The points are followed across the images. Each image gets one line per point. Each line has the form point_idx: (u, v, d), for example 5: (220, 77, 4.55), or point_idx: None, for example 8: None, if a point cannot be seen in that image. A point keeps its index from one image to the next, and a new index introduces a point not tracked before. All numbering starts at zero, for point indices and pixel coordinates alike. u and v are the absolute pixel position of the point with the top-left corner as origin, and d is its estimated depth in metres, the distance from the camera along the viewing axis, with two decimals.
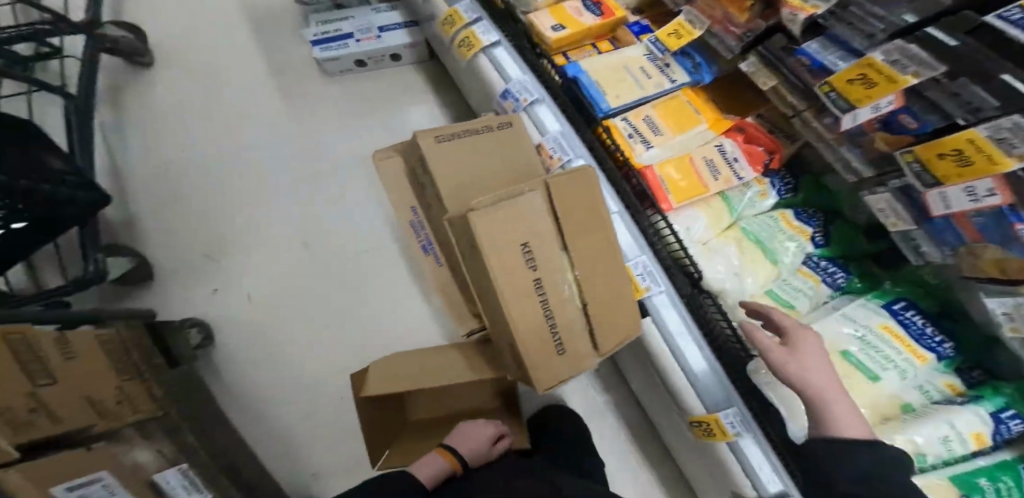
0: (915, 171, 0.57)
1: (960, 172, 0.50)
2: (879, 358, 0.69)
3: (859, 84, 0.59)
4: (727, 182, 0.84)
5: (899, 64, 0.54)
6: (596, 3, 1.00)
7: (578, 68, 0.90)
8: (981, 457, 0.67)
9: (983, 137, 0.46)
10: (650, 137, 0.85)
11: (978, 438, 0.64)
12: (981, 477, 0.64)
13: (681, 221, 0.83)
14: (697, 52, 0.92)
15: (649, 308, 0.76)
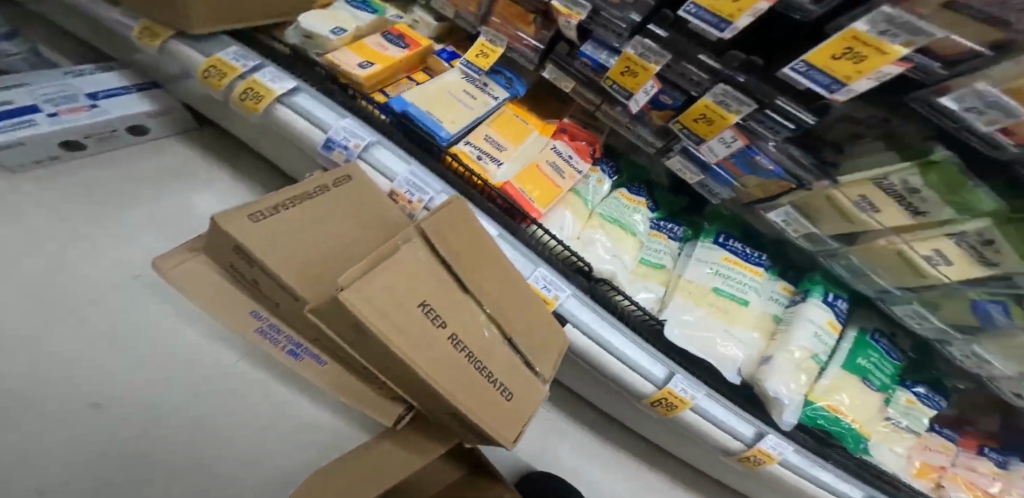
0: (804, 72, 0.56)
1: (856, 68, 0.50)
2: (735, 284, 0.94)
3: (845, 59, 0.50)
4: (571, 177, 0.98)
5: (883, 33, 0.45)
6: (399, 37, 0.96)
7: (405, 101, 0.87)
8: (846, 347, 0.98)
9: (864, 32, 0.46)
10: (495, 154, 0.93)
11: (831, 324, 0.92)
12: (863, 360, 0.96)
13: (551, 227, 0.94)
14: (503, 68, 1.01)
15: (565, 314, 0.87)
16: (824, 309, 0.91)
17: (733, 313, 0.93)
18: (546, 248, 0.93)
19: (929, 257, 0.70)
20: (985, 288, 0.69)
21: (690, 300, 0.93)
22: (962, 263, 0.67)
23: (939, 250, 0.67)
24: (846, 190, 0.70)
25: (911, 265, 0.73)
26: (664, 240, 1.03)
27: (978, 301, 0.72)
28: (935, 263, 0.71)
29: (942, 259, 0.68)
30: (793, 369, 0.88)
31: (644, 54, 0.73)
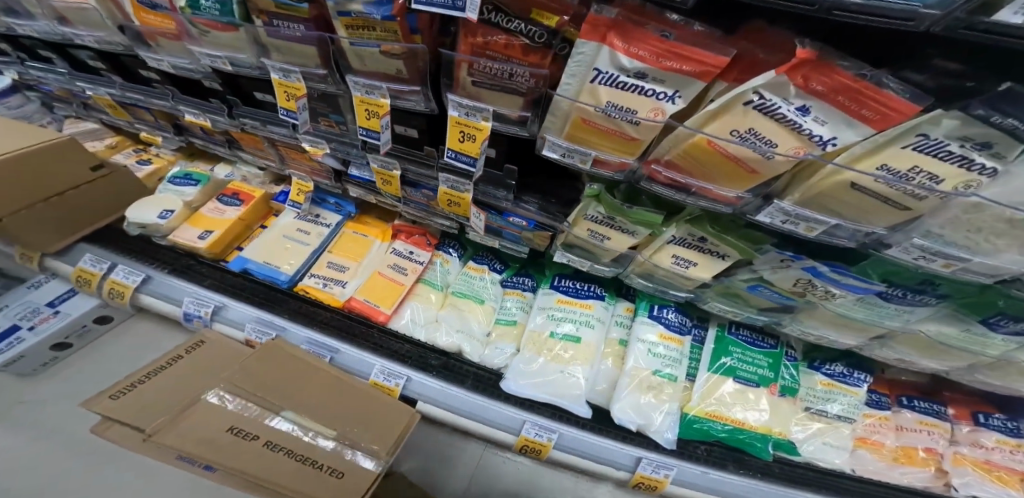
0: (455, 158, 0.68)
1: (476, 145, 0.63)
2: (571, 323, 0.97)
3: (466, 139, 0.63)
4: (413, 271, 1.08)
5: (467, 113, 0.60)
6: (234, 195, 1.18)
7: (241, 260, 1.07)
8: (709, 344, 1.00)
9: (462, 115, 0.60)
10: (339, 277, 1.06)
11: (669, 337, 0.95)
12: (723, 358, 0.97)
13: (399, 324, 1.03)
14: (329, 195, 1.15)
15: (412, 394, 0.92)
16: (654, 323, 0.96)
17: (574, 353, 0.96)
18: (401, 344, 1.00)
19: (682, 261, 0.70)
20: (744, 277, 0.69)
21: (534, 350, 0.97)
22: (699, 260, 0.69)
23: (678, 255, 0.69)
24: (578, 228, 0.75)
25: (677, 275, 0.74)
26: (523, 294, 1.07)
27: (754, 285, 0.70)
28: (688, 267, 0.71)
29: (685, 262, 0.70)
30: (640, 390, 0.92)
31: (384, 165, 0.83)
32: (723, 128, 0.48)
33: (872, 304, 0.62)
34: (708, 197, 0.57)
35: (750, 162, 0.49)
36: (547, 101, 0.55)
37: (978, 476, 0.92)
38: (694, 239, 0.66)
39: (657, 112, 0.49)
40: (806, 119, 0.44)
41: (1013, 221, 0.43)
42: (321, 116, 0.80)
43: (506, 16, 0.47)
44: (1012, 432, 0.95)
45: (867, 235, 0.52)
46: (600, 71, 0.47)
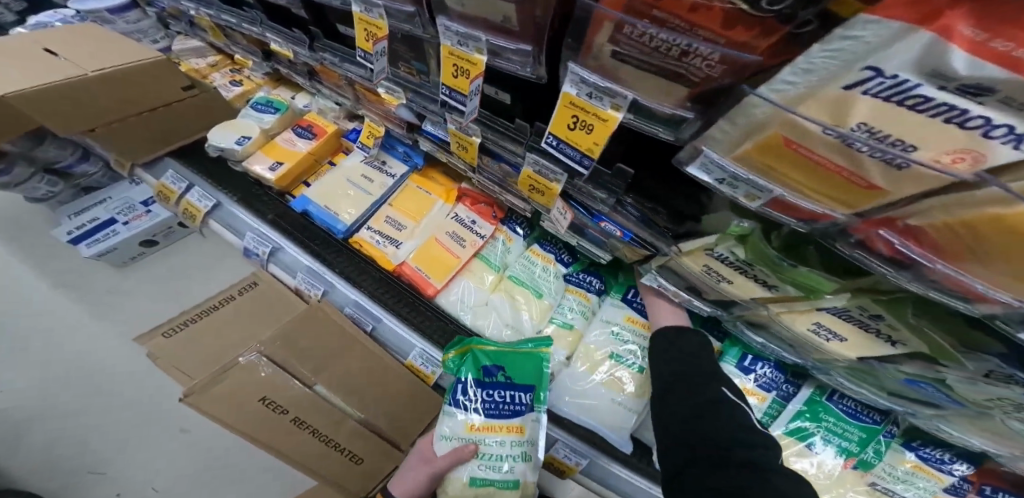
0: (555, 146, 0.52)
1: (591, 139, 0.47)
2: (634, 350, 0.86)
3: (577, 127, 0.47)
4: (473, 245, 0.94)
5: (590, 95, 0.42)
6: (308, 127, 1.02)
7: (303, 201, 0.95)
8: (793, 402, 0.85)
9: (579, 96, 0.43)
10: (396, 236, 0.94)
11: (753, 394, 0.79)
12: (806, 421, 0.83)
13: (446, 302, 0.91)
14: (398, 143, 1.00)
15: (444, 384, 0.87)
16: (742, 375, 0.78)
17: (628, 380, 0.85)
18: (447, 323, 0.91)
19: (829, 333, 0.58)
20: (903, 367, 0.57)
21: (585, 367, 0.87)
22: (853, 335, 0.57)
23: (823, 324, 0.58)
24: (694, 261, 0.59)
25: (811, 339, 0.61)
26: (589, 297, 0.94)
27: (911, 379, 0.59)
28: (830, 340, 0.59)
29: (832, 334, 0.58)
30: None
31: (462, 129, 0.67)
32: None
33: None
34: (949, 287, 0.37)
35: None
36: (729, 98, 0.34)
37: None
38: (861, 313, 0.52)
39: (961, 157, 0.26)
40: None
41: None
42: (403, 61, 0.65)
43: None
44: None
45: None
46: (877, 73, 0.24)
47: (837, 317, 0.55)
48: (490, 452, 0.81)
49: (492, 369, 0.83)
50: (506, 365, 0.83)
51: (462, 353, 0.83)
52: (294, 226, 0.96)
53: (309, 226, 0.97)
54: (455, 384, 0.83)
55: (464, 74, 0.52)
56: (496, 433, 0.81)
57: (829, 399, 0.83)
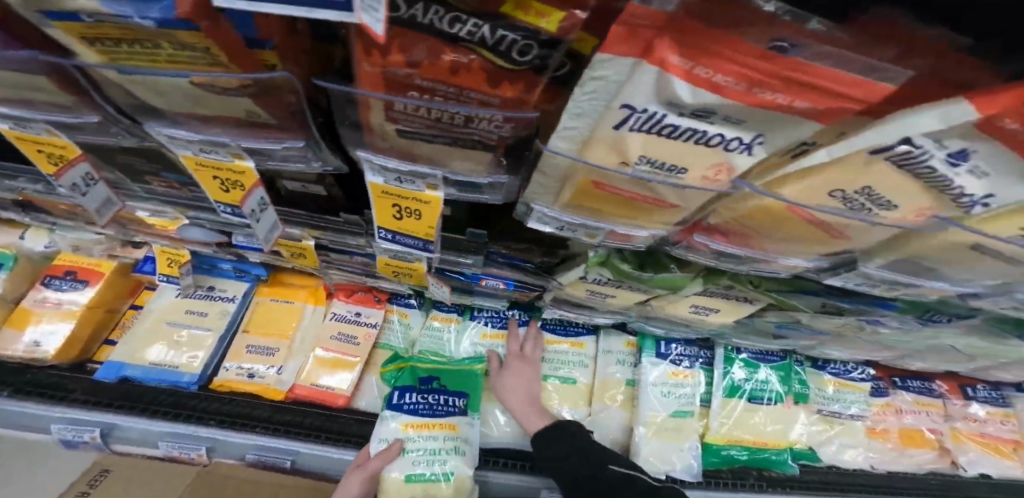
0: (392, 238, 0.43)
1: (426, 225, 0.40)
2: (557, 365, 0.83)
3: (406, 217, 0.40)
4: (367, 337, 0.83)
5: (399, 179, 0.35)
6: (66, 276, 0.76)
7: (118, 366, 0.73)
8: (718, 364, 0.86)
9: (388, 183, 0.36)
10: (272, 362, 0.78)
11: (676, 374, 0.80)
12: (735, 377, 0.85)
13: (366, 402, 0.79)
14: (221, 260, 0.82)
15: None
16: (661, 363, 0.80)
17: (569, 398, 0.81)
18: (370, 425, 0.78)
19: (699, 307, 0.60)
20: (770, 319, 0.60)
21: None
22: (722, 306, 0.59)
23: (696, 304, 0.59)
24: (574, 288, 0.59)
25: (698, 319, 0.63)
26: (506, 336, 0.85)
27: (783, 325, 0.61)
28: (702, 312, 0.61)
29: (705, 309, 0.60)
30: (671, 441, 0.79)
31: (285, 237, 0.55)
32: (824, 183, 0.29)
33: (898, 324, 0.56)
34: (761, 263, 0.42)
35: (840, 227, 0.34)
36: (526, 159, 0.33)
37: (976, 451, 0.95)
38: (719, 289, 0.54)
39: (719, 171, 0.30)
40: (958, 172, 0.26)
41: None
42: (145, 175, 0.48)
43: (449, 12, 0.20)
44: (996, 401, 1.00)
45: (959, 293, 0.41)
46: (632, 109, 0.26)
47: (705, 296, 0.57)
48: (417, 448, 0.69)
49: (429, 379, 0.76)
50: (443, 375, 0.77)
51: (403, 367, 0.77)
52: (120, 400, 0.73)
53: (142, 392, 0.74)
54: (393, 392, 0.74)
55: (232, 184, 0.38)
56: (428, 430, 0.70)
57: (740, 352, 0.86)
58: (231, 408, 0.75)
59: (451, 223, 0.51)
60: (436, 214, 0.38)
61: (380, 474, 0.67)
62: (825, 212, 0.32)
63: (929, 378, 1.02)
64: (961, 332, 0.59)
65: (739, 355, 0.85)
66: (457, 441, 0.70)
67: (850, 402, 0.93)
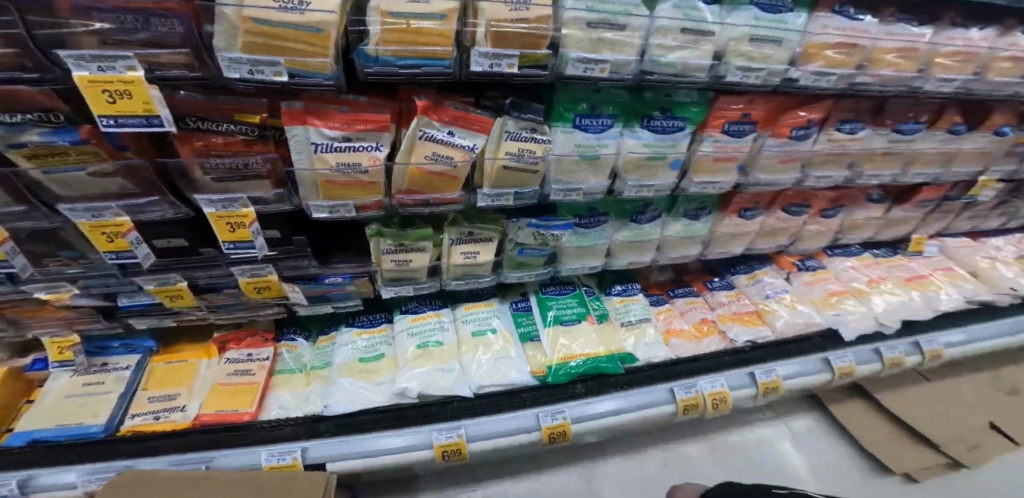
0: (229, 249, 0.75)
1: (247, 231, 0.73)
2: (426, 337, 1.06)
3: (235, 230, 0.72)
4: (263, 367, 0.98)
5: (226, 205, 0.69)
6: None
7: (25, 434, 0.84)
8: (534, 307, 1.25)
9: (219, 210, 0.69)
10: (173, 404, 0.92)
11: (505, 334, 1.15)
12: (546, 311, 1.22)
13: (272, 414, 0.93)
14: (113, 339, 1.00)
15: (314, 461, 0.88)
16: (495, 326, 1.15)
17: (437, 356, 1.04)
18: (281, 429, 0.92)
19: (467, 252, 0.97)
20: (513, 247, 1.03)
21: (417, 364, 1.01)
22: (479, 247, 0.98)
23: (471, 250, 0.97)
24: (383, 265, 0.90)
25: (470, 265, 1.00)
26: (389, 328, 1.11)
27: (520, 248, 1.03)
28: (468, 253, 0.97)
29: (472, 253, 0.97)
30: (506, 362, 1.10)
31: (164, 282, 0.83)
32: (418, 156, 0.74)
33: (581, 231, 1.07)
34: (444, 202, 0.82)
35: (449, 173, 0.78)
36: (292, 177, 0.74)
37: (739, 326, 1.32)
38: (466, 235, 0.95)
39: (375, 160, 0.71)
40: (457, 138, 0.75)
41: (577, 160, 0.87)
42: (45, 257, 0.76)
43: (215, 121, 0.64)
44: (727, 286, 1.45)
45: (542, 194, 0.91)
46: (317, 144, 0.68)
47: (462, 242, 0.95)
48: (472, 318, 1.15)
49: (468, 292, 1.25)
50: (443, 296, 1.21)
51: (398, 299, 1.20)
52: (31, 462, 0.83)
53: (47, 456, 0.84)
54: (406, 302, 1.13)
55: (112, 235, 0.70)
56: (477, 308, 1.18)
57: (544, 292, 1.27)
58: (142, 446, 0.86)
59: (281, 239, 0.82)
60: (247, 224, 0.72)
61: (460, 322, 1.15)
62: (436, 163, 0.75)
63: (688, 285, 1.49)
64: (611, 229, 1.12)
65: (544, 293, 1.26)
66: (495, 310, 1.19)
67: (642, 311, 1.34)
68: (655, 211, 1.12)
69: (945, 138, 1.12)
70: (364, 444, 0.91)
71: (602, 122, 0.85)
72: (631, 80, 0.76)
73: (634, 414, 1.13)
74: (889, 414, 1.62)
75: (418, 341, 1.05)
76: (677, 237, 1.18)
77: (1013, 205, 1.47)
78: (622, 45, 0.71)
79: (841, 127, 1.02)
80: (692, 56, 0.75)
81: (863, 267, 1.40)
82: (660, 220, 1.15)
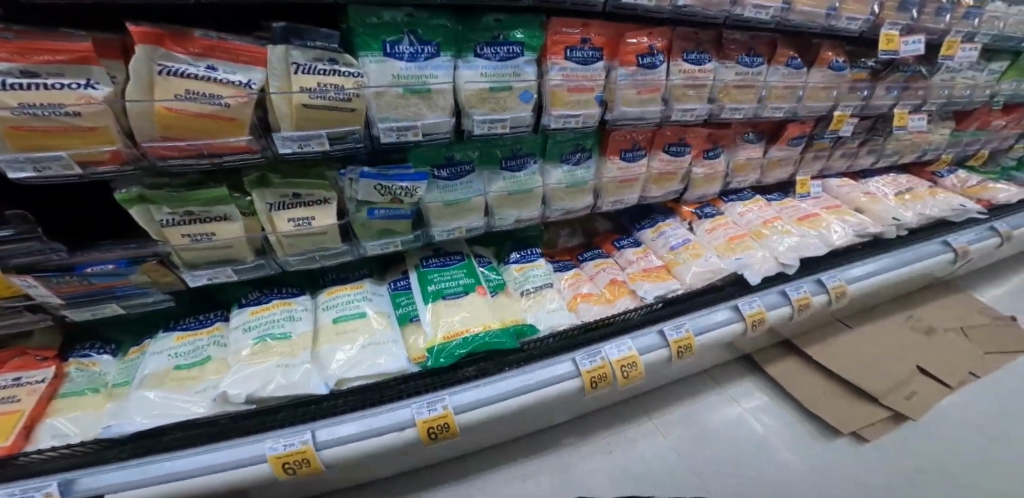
0: None
1: None
2: (268, 328, 0.88)
3: None
4: (35, 390, 0.74)
5: None
6: None
7: None
8: (415, 283, 1.09)
9: None
10: None
11: (380, 316, 1.00)
12: (429, 286, 1.07)
13: (47, 440, 0.70)
14: None
15: (95, 490, 0.69)
16: (368, 308, 0.99)
17: (280, 349, 0.86)
18: (55, 460, 0.70)
19: (299, 219, 0.80)
20: (361, 212, 0.88)
21: (252, 362, 0.83)
22: (314, 212, 0.81)
23: (306, 216, 0.81)
24: (174, 242, 0.72)
25: (305, 237, 0.83)
26: (225, 327, 0.91)
27: (370, 209, 0.88)
28: (299, 221, 0.80)
29: (303, 221, 0.81)
30: (378, 347, 0.93)
31: None
32: (165, 94, 0.57)
33: (443, 186, 0.95)
34: (226, 152, 0.64)
35: (219, 114, 0.59)
36: None
37: (648, 283, 1.23)
38: (289, 199, 0.78)
39: (86, 100, 0.53)
40: (217, 72, 0.58)
41: (400, 95, 0.72)
42: None
43: None
44: (636, 244, 1.36)
45: (371, 141, 0.77)
46: None
47: (288, 208, 0.79)
48: (334, 305, 0.98)
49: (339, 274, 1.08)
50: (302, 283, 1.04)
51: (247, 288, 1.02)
52: None
53: None
54: (249, 295, 0.96)
55: None
56: (341, 292, 1.00)
57: (426, 265, 1.12)
58: None
59: None
60: None
61: (321, 310, 0.97)
62: (193, 101, 0.57)
63: (597, 249, 1.40)
64: (478, 179, 1.00)
65: (425, 266, 1.11)
66: (366, 292, 1.03)
67: (544, 274, 1.23)
68: (527, 156, 1.02)
69: (784, 73, 1.08)
70: (162, 466, 0.72)
71: (420, 52, 0.73)
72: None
73: (533, 394, 0.98)
74: (820, 367, 1.58)
75: (255, 335, 0.86)
76: (563, 185, 1.09)
77: (875, 143, 1.42)
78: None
79: (687, 57, 0.98)
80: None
81: (758, 210, 1.37)
82: (538, 166, 1.06)
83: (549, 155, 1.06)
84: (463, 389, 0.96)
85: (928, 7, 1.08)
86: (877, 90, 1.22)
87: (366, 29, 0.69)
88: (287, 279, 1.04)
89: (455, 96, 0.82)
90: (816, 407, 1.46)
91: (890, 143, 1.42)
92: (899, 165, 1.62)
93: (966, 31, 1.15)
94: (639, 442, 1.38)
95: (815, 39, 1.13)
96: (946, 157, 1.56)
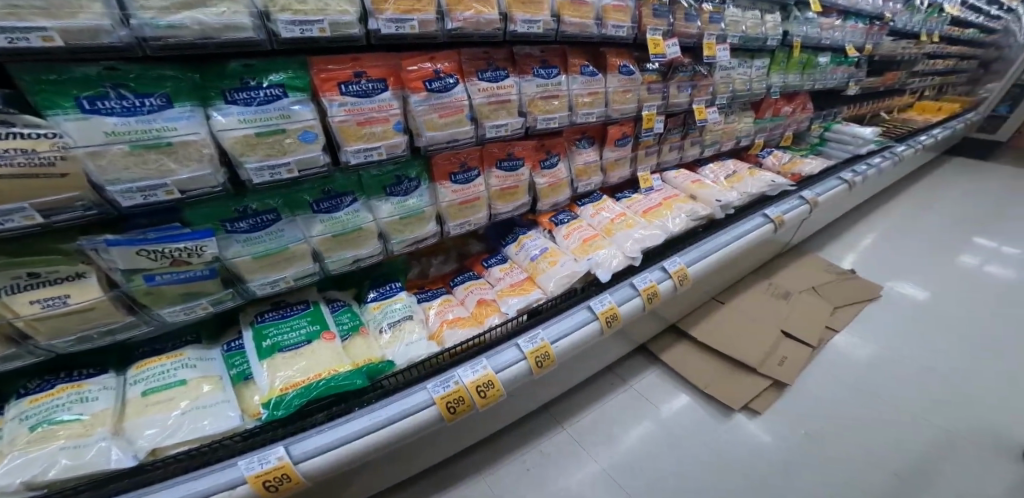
0: None
1: None
2: (54, 409, 0.73)
3: None
4: None
5: None
6: None
7: None
8: (247, 340, 0.94)
9: None
10: None
11: (207, 378, 0.85)
12: (263, 341, 0.93)
13: None
14: None
15: None
16: (191, 370, 0.85)
17: (68, 429, 0.71)
18: None
19: (48, 300, 0.67)
20: (133, 284, 0.74)
21: (30, 448, 0.68)
22: (66, 289, 0.69)
23: (56, 296, 0.68)
24: None
25: (70, 317, 0.69)
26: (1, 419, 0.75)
27: (147, 275, 0.75)
28: (48, 304, 0.67)
29: (56, 303, 0.68)
30: (201, 410, 0.80)
31: None
32: None
33: (251, 240, 0.86)
34: None
35: None
36: None
37: (509, 296, 1.21)
38: (20, 280, 0.66)
39: None
40: None
41: (129, 153, 0.64)
42: None
43: None
44: (501, 261, 1.36)
45: (105, 208, 0.66)
46: None
47: (24, 291, 0.66)
48: (143, 379, 0.82)
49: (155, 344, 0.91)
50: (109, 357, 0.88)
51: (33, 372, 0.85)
52: None
53: None
54: (31, 382, 0.78)
55: None
56: (147, 368, 0.83)
57: (260, 320, 0.98)
58: None
59: None
60: None
61: (131, 384, 0.82)
62: None
63: (467, 271, 1.37)
64: (285, 228, 0.90)
65: (259, 322, 0.97)
66: (185, 359, 0.87)
67: (404, 307, 1.13)
68: (347, 197, 0.97)
69: (581, 81, 1.19)
70: None
71: (140, 104, 0.65)
72: (129, 48, 0.61)
73: (388, 433, 0.88)
74: (704, 349, 1.65)
75: (33, 420, 0.71)
76: (393, 218, 1.04)
77: (694, 135, 1.63)
78: (73, 7, 0.55)
79: (483, 76, 1.03)
80: (198, 17, 0.62)
81: (607, 209, 1.46)
82: (361, 205, 1.00)
83: (366, 191, 1.01)
84: (307, 440, 0.84)
85: (677, 14, 1.27)
86: (671, 89, 1.40)
87: (48, 85, 0.60)
88: (86, 358, 0.86)
89: (220, 146, 0.75)
90: (709, 389, 1.50)
91: (704, 133, 1.64)
92: (725, 151, 1.87)
93: (716, 34, 1.36)
94: (550, 460, 1.32)
95: (603, 48, 1.28)
96: (760, 143, 1.88)
